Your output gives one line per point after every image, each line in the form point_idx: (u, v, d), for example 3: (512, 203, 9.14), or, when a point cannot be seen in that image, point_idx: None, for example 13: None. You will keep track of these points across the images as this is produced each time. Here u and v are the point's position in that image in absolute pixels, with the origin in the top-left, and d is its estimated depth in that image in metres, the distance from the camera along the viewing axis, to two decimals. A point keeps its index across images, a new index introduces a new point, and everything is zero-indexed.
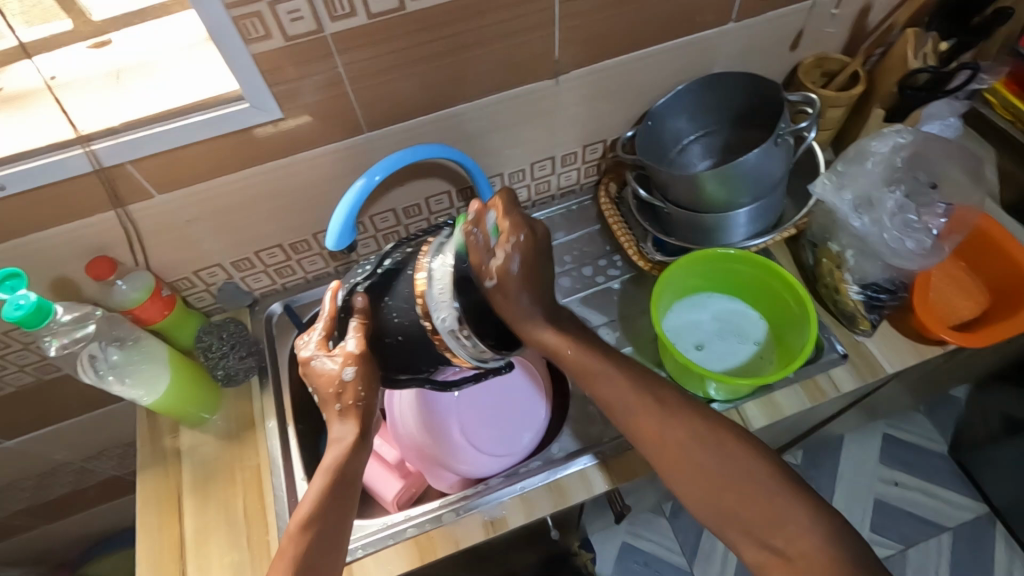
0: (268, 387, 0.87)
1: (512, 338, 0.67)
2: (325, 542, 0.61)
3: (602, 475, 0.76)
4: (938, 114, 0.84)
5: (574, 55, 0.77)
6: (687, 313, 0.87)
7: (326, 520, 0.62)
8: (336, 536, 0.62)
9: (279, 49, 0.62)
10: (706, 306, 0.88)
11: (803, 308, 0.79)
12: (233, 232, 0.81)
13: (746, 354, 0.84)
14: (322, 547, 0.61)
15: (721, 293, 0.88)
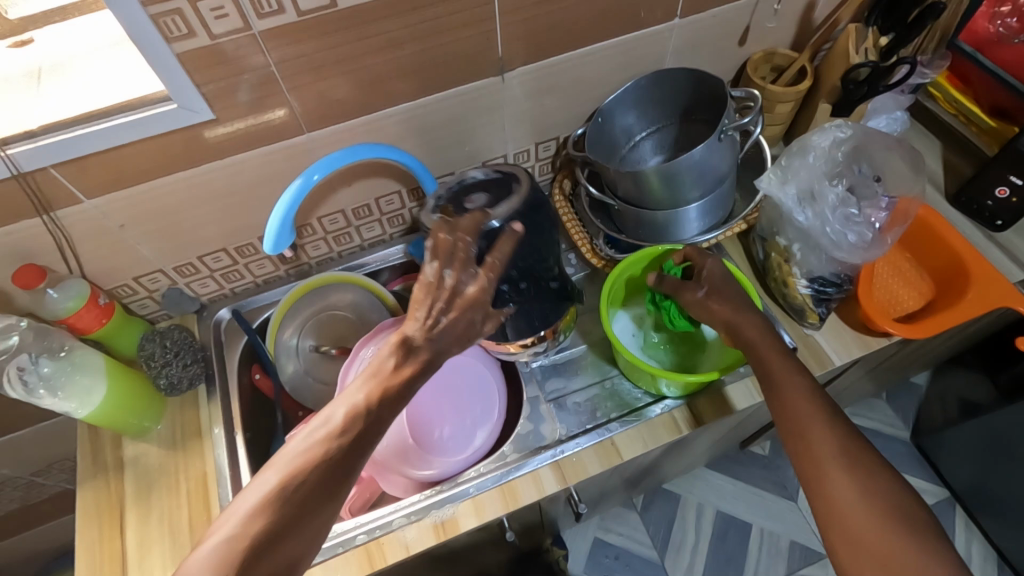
0: (215, 395, 0.84)
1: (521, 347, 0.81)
2: (300, 507, 0.53)
3: (554, 476, 0.76)
4: (883, 108, 0.92)
5: (518, 52, 0.76)
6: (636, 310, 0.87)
7: (312, 484, 0.54)
8: (316, 510, 0.54)
9: (205, 48, 0.60)
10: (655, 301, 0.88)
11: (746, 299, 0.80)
12: (174, 236, 0.78)
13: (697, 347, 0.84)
14: (295, 511, 0.53)
15: None
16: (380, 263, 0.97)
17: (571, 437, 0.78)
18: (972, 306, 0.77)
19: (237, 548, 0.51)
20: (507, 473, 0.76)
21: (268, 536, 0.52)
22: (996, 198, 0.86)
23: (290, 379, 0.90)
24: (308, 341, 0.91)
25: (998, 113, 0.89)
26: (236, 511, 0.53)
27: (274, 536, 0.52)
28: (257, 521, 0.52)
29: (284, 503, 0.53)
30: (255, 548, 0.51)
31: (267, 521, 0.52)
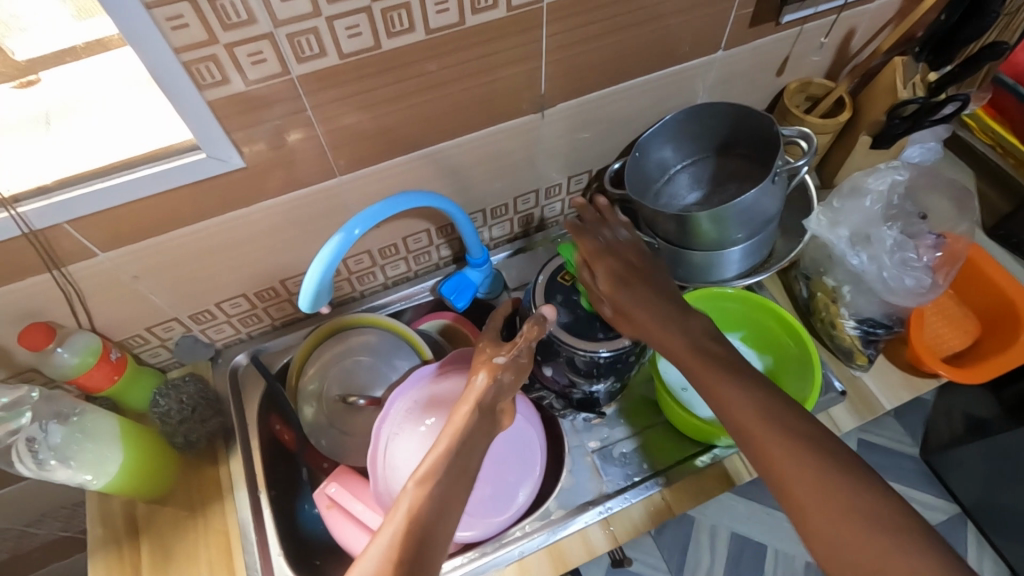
0: (235, 452, 0.79)
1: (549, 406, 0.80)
2: (440, 514, 0.55)
3: (603, 534, 0.72)
4: (921, 140, 0.90)
5: (560, 89, 0.72)
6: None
7: (447, 493, 0.56)
8: (450, 514, 0.55)
9: (239, 94, 0.55)
10: None
11: (802, 347, 0.79)
12: (191, 284, 0.73)
13: None
14: (438, 519, 0.54)
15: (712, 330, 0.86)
16: (404, 302, 0.93)
17: (619, 492, 0.75)
18: None
19: (399, 556, 0.51)
20: (554, 533, 0.72)
21: (421, 542, 0.52)
22: None
23: (310, 426, 0.84)
24: (334, 391, 0.85)
25: None
26: (384, 529, 0.54)
27: (427, 544, 0.52)
28: (409, 530, 0.53)
29: (430, 508, 0.55)
30: (415, 555, 0.51)
31: (417, 531, 0.53)
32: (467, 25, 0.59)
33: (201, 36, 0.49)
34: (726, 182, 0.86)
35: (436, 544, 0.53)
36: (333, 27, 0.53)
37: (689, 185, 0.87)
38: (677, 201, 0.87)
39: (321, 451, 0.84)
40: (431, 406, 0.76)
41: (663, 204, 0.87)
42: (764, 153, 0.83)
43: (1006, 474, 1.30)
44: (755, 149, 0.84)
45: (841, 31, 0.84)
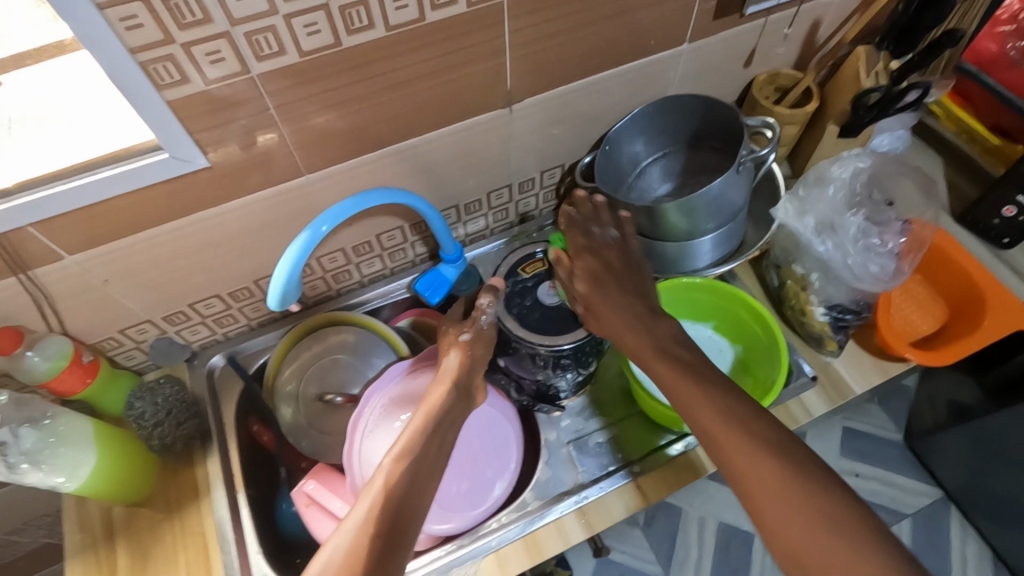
0: (213, 452, 0.79)
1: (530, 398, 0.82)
2: (414, 488, 0.58)
3: (579, 524, 0.73)
4: (888, 128, 0.91)
5: (527, 84, 0.73)
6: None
7: (421, 468, 0.60)
8: (425, 487, 0.59)
9: (199, 94, 0.55)
10: None
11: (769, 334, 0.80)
12: (163, 286, 0.73)
13: (719, 383, 0.83)
14: (414, 491, 0.57)
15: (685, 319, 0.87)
16: (381, 299, 0.93)
17: (594, 482, 0.76)
18: (990, 331, 0.77)
19: (377, 524, 0.54)
20: (531, 523, 0.73)
21: (398, 512, 0.55)
22: (1003, 217, 0.86)
23: (289, 425, 0.84)
24: (312, 389, 0.85)
25: (1001, 132, 0.89)
26: (361, 502, 0.57)
27: (404, 514, 0.56)
28: (386, 502, 0.56)
29: (407, 481, 0.58)
30: (392, 523, 0.54)
31: (394, 503, 0.56)
32: (428, 21, 0.59)
33: (156, 36, 0.50)
34: (697, 174, 0.86)
35: (411, 514, 0.56)
36: (291, 25, 0.54)
37: (661, 178, 0.88)
38: (648, 194, 0.88)
39: (299, 450, 0.84)
40: (406, 402, 0.76)
41: (636, 197, 0.87)
42: (734, 145, 0.84)
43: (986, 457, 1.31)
44: (725, 140, 0.85)
45: (806, 22, 0.85)
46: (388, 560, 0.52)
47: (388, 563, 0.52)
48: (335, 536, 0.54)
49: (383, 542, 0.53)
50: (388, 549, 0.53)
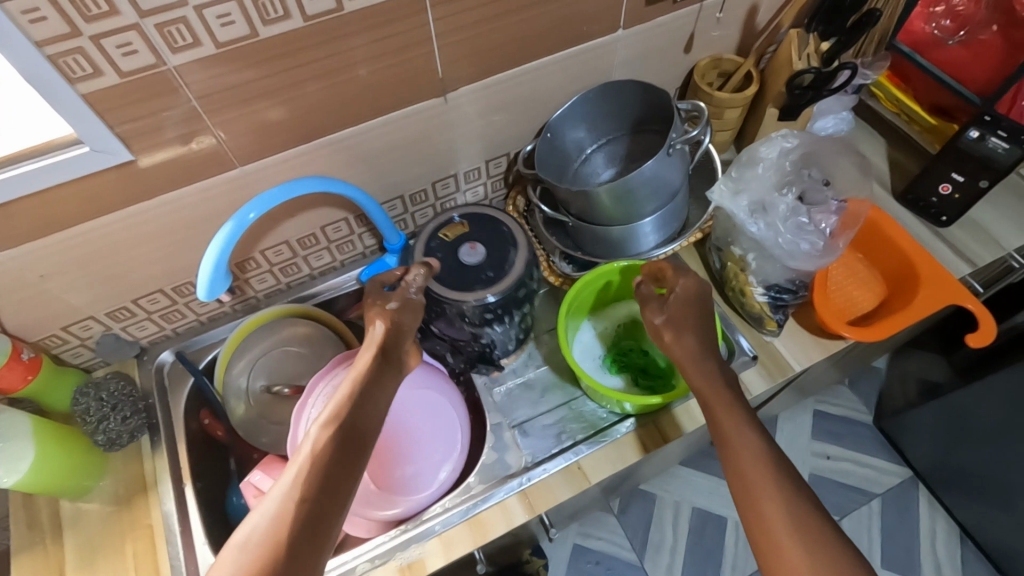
0: (160, 447, 0.80)
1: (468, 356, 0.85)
2: (346, 454, 0.55)
3: (522, 505, 0.74)
4: (829, 110, 0.93)
5: (460, 73, 0.73)
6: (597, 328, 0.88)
7: (354, 437, 0.57)
8: (357, 457, 0.56)
9: (116, 87, 0.55)
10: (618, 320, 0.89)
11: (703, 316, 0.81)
12: (102, 282, 0.73)
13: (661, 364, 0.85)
14: (344, 460, 0.55)
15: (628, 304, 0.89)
16: (332, 292, 0.93)
17: (538, 464, 0.77)
18: (923, 307, 0.79)
19: (304, 495, 0.51)
20: (473, 506, 0.74)
21: (328, 482, 0.53)
22: (940, 194, 0.88)
23: (240, 421, 0.85)
24: (259, 382, 0.86)
25: (938, 111, 0.91)
26: (287, 472, 0.54)
27: (333, 484, 0.53)
28: (314, 474, 0.53)
29: (337, 450, 0.55)
30: (322, 493, 0.52)
31: (321, 473, 0.53)
32: (346, 11, 0.60)
33: (63, 29, 0.50)
34: (639, 158, 0.87)
35: (342, 483, 0.54)
36: (203, 16, 0.54)
37: (604, 162, 0.88)
38: (592, 178, 0.88)
39: (253, 444, 0.85)
40: None
41: (579, 182, 0.88)
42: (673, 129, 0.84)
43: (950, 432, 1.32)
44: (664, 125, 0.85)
45: (741, 7, 0.86)
46: (314, 534, 0.50)
47: (314, 537, 0.50)
48: (257, 510, 0.51)
49: (310, 516, 0.51)
50: (314, 522, 0.51)
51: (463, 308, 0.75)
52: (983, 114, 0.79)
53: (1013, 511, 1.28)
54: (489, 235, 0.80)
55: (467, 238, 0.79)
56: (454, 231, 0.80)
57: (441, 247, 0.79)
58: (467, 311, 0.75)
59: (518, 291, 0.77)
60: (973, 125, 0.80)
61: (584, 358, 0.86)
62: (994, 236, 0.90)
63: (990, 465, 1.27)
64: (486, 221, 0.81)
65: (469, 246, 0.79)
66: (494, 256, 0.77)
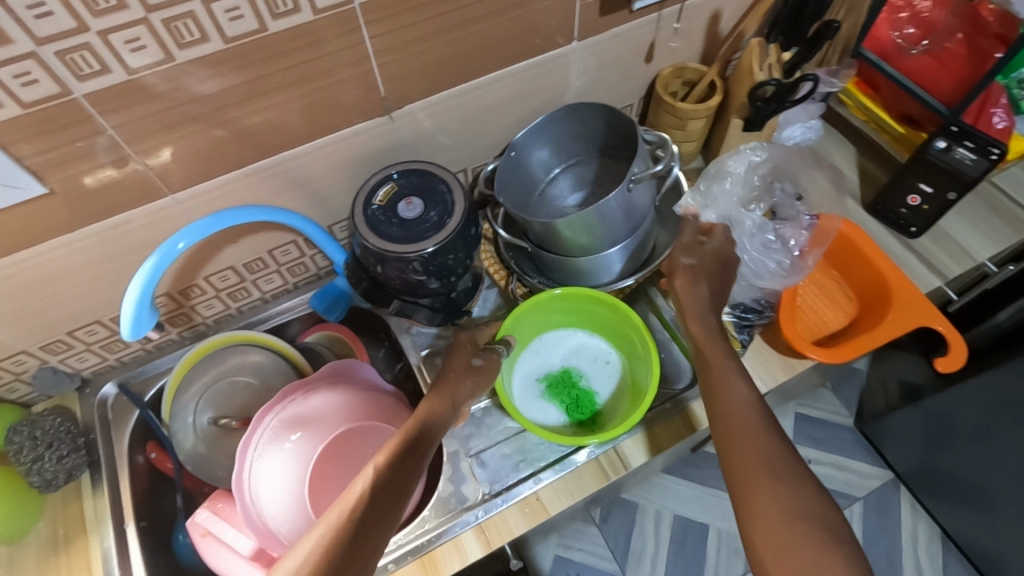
0: (101, 486, 0.76)
1: (443, 317, 0.83)
2: (420, 451, 0.63)
3: (477, 540, 0.72)
4: (796, 119, 0.90)
5: (404, 90, 0.70)
6: (541, 351, 0.84)
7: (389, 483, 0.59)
8: (396, 499, 0.59)
9: (19, 118, 0.52)
10: (563, 345, 0.84)
11: (645, 344, 0.77)
12: (32, 316, 0.70)
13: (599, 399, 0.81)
14: (384, 502, 0.58)
15: (580, 329, 0.85)
16: (286, 315, 0.90)
17: (495, 495, 0.74)
18: (892, 327, 0.76)
19: (383, 477, 0.59)
20: (427, 542, 0.72)
21: (364, 523, 0.56)
22: (909, 206, 0.86)
23: (187, 456, 0.81)
24: (206, 414, 0.82)
25: (907, 120, 0.89)
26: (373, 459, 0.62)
27: (370, 523, 0.56)
28: (352, 515, 0.56)
29: (385, 477, 0.59)
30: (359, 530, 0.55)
31: (359, 515, 0.56)
32: (271, 31, 0.56)
33: None
34: (608, 186, 0.83)
35: (380, 523, 0.57)
36: (110, 42, 0.51)
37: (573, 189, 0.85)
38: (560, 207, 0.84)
39: (201, 479, 0.82)
40: (299, 421, 0.74)
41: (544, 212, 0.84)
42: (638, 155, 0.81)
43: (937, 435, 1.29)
44: (627, 149, 0.82)
45: (702, 15, 0.83)
46: (386, 508, 0.58)
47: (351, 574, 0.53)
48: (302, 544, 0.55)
49: (348, 551, 0.54)
50: (387, 499, 0.58)
51: (412, 263, 0.69)
52: (950, 125, 0.77)
53: (992, 515, 1.27)
54: (421, 184, 0.72)
55: (400, 194, 0.71)
56: (385, 193, 0.71)
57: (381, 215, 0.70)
58: (413, 265, 0.69)
59: (466, 241, 0.71)
60: (940, 136, 0.77)
61: (524, 382, 0.81)
62: (964, 247, 0.88)
63: (969, 468, 1.26)
64: (418, 172, 0.72)
65: (405, 202, 0.71)
66: (437, 199, 0.71)
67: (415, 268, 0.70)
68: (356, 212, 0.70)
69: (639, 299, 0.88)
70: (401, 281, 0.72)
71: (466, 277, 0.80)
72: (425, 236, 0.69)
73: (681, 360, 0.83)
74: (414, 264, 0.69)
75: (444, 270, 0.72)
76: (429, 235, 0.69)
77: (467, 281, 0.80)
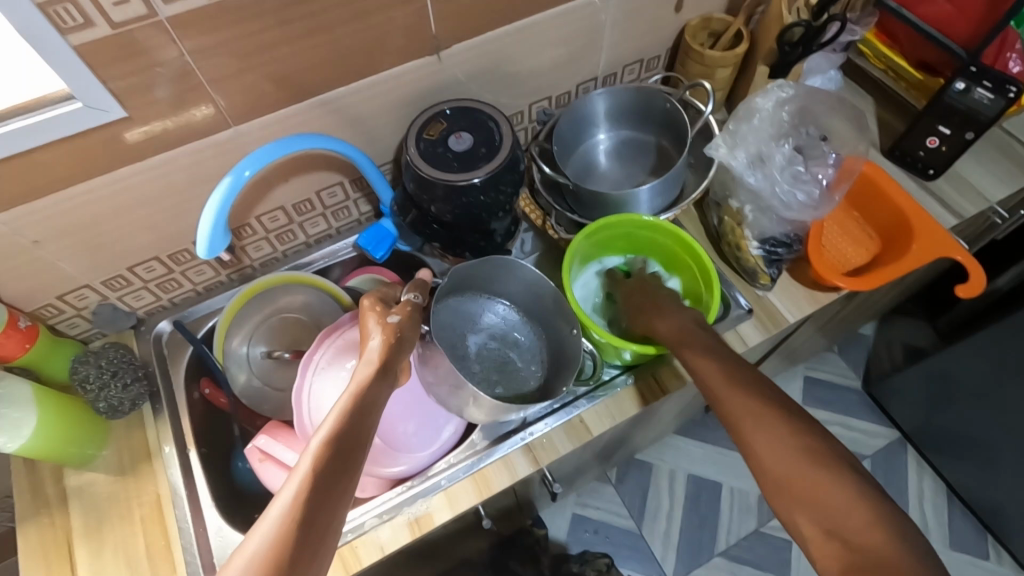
0: (163, 414, 0.80)
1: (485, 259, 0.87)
2: (342, 467, 0.55)
3: (525, 459, 0.76)
4: (818, 68, 0.94)
5: (453, 30, 0.73)
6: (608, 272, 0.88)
7: (343, 446, 0.56)
8: (344, 489, 0.55)
9: (108, 39, 0.55)
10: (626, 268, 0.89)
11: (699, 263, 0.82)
12: (99, 246, 0.73)
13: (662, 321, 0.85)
14: (336, 474, 0.54)
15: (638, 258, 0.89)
16: (328, 259, 0.93)
17: (540, 419, 0.78)
18: (914, 258, 0.80)
19: (302, 509, 0.52)
20: (478, 461, 0.75)
21: (325, 489, 0.53)
22: (927, 148, 0.90)
23: (243, 390, 0.85)
24: (259, 349, 0.86)
25: (924, 67, 0.92)
26: (288, 485, 0.53)
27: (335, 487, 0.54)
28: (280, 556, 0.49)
29: (308, 509, 0.52)
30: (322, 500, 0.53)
31: (319, 481, 0.53)
32: None
33: None
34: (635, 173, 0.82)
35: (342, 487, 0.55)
36: None
37: (495, 330, 0.84)
38: (474, 359, 0.81)
39: (256, 411, 0.86)
40: (352, 349, 0.78)
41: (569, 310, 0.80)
42: (671, 125, 0.89)
43: (945, 394, 1.29)
44: (659, 120, 0.90)
45: None
46: (314, 541, 0.51)
47: None
48: (263, 519, 0.52)
49: (306, 538, 0.51)
50: (313, 530, 0.51)
51: (459, 192, 0.73)
52: (969, 66, 0.80)
53: (995, 469, 1.27)
54: (469, 121, 0.76)
55: (449, 130, 0.76)
56: (436, 128, 0.76)
57: (429, 148, 0.75)
58: (459, 194, 0.73)
59: (511, 175, 0.75)
60: (959, 78, 0.80)
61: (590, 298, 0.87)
62: (978, 189, 0.92)
63: (975, 424, 1.26)
64: (467, 111, 0.77)
65: (455, 136, 0.75)
66: (485, 133, 0.76)
67: (465, 194, 0.73)
68: (408, 148, 0.75)
69: None
70: (452, 212, 0.76)
71: (507, 221, 0.84)
72: (475, 168, 0.73)
73: None
74: (467, 194, 0.74)
75: (496, 204, 0.77)
76: (483, 164, 0.73)
77: (507, 223, 0.84)
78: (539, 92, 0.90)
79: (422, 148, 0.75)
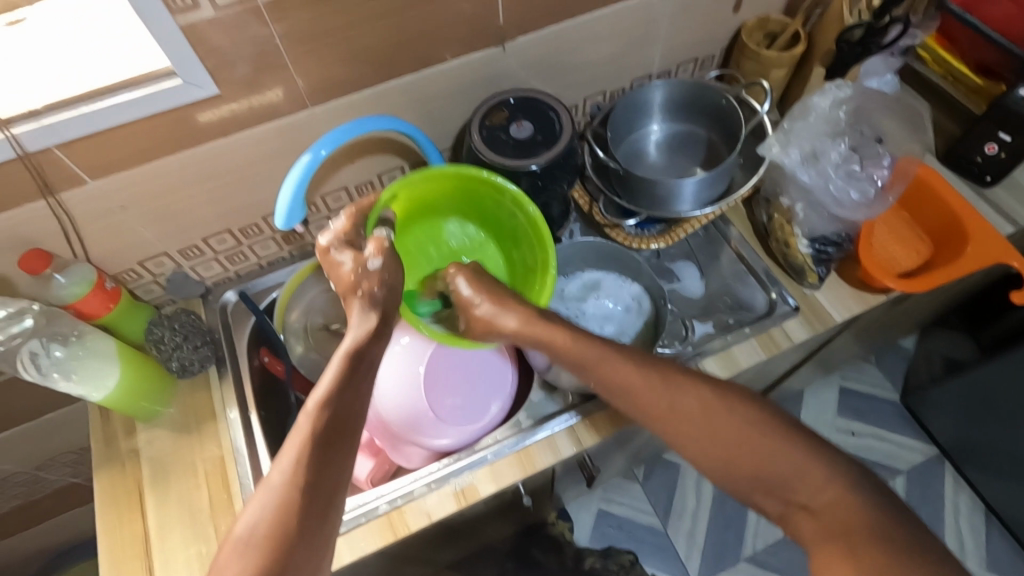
0: (226, 377, 0.85)
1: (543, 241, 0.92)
2: (342, 426, 0.57)
3: (569, 439, 0.78)
4: (875, 70, 0.90)
5: (519, 21, 0.76)
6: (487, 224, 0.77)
7: (342, 413, 0.57)
8: (346, 448, 0.57)
9: (210, 19, 0.60)
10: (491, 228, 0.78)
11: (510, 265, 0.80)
12: (179, 216, 0.78)
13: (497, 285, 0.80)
14: (333, 431, 0.56)
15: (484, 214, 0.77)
16: None
17: (583, 401, 0.81)
18: (967, 263, 0.80)
19: (305, 472, 0.54)
20: (523, 438, 0.78)
21: (326, 448, 0.56)
22: (985, 154, 0.89)
23: (300, 358, 0.92)
24: (317, 320, 0.93)
25: (984, 72, 0.92)
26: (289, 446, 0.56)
27: (323, 478, 0.55)
28: (287, 520, 0.52)
29: (313, 473, 0.54)
30: (318, 474, 0.55)
31: (320, 440, 0.56)
32: None
33: None
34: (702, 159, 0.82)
35: (341, 453, 0.56)
36: None
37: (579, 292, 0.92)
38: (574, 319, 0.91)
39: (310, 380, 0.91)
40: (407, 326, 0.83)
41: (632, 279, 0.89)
42: (723, 121, 0.91)
43: (988, 410, 1.26)
44: (711, 115, 0.92)
45: None
46: (324, 500, 0.54)
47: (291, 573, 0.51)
48: (266, 483, 0.55)
49: (315, 491, 0.54)
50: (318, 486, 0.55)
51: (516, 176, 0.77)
52: None
53: None
54: (530, 108, 0.80)
55: (510, 118, 0.79)
56: (498, 116, 0.79)
57: (490, 134, 0.78)
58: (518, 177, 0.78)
59: (569, 164, 0.80)
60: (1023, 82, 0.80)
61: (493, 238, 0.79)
62: None
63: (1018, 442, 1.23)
64: (527, 98, 0.80)
65: (515, 124, 0.79)
66: (544, 121, 0.79)
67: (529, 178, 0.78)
68: (471, 133, 0.78)
69: (718, 239, 0.94)
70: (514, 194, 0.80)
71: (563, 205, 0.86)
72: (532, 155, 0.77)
73: (757, 295, 0.88)
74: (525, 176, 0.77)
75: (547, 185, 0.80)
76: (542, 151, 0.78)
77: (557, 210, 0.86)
78: (595, 85, 0.93)
79: (484, 133, 0.78)
